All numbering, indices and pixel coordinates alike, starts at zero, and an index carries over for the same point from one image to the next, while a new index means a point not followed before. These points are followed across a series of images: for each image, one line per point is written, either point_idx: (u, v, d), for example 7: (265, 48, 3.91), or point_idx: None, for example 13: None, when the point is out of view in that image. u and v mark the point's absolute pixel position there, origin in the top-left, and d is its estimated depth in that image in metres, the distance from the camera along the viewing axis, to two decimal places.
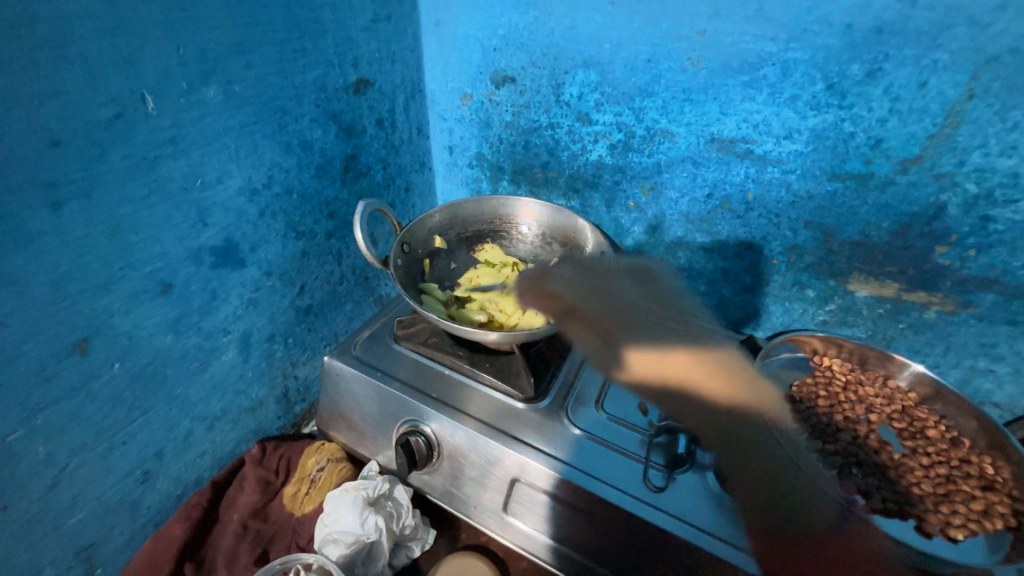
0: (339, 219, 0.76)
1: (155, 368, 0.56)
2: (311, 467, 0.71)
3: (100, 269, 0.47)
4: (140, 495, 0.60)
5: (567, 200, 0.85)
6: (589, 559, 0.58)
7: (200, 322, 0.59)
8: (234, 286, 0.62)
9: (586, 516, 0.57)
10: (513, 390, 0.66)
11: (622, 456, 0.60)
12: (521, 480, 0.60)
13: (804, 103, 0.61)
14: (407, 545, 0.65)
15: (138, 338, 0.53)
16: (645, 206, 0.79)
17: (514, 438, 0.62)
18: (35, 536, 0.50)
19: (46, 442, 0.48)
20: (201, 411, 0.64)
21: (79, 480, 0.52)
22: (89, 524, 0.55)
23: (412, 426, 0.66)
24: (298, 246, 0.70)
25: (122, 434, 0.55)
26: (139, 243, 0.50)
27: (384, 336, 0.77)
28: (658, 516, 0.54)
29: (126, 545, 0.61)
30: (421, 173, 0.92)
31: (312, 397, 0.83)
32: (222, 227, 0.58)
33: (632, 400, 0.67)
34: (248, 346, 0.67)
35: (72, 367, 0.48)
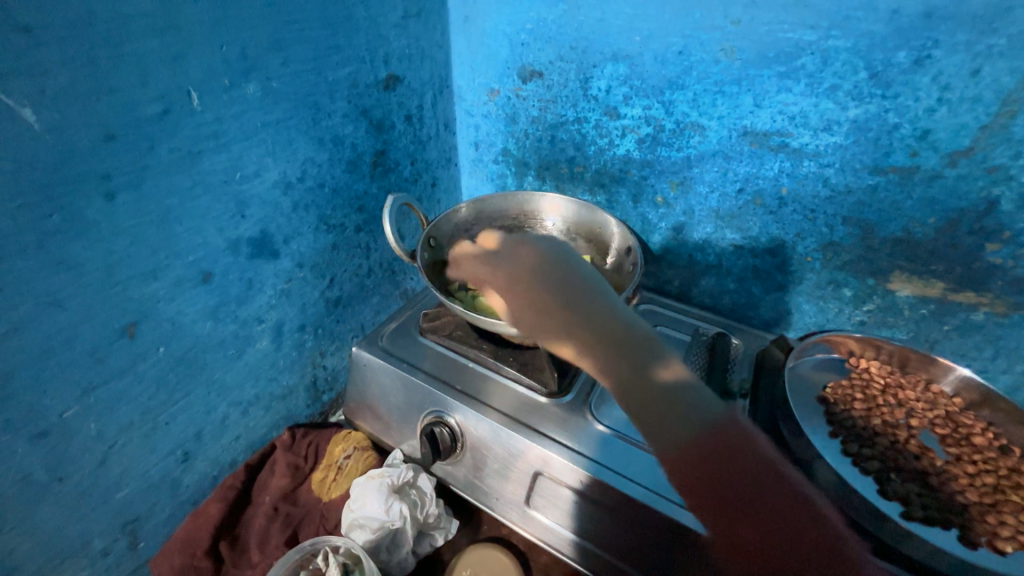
0: (368, 213, 0.78)
1: (196, 353, 0.59)
2: (338, 454, 0.73)
3: (149, 257, 0.50)
4: (180, 474, 0.63)
5: (592, 195, 0.84)
6: (611, 555, 0.58)
7: (237, 310, 0.62)
8: (268, 277, 0.65)
9: (608, 512, 0.57)
10: (537, 385, 0.67)
11: (648, 453, 0.60)
12: (544, 474, 0.61)
13: (845, 93, 0.59)
14: (431, 534, 0.66)
15: (180, 324, 0.56)
16: (673, 201, 0.77)
17: (538, 431, 0.62)
18: (87, 508, 0.54)
19: (97, 419, 0.51)
20: (236, 396, 0.67)
21: (127, 457, 0.56)
22: (135, 499, 0.59)
23: (437, 417, 0.67)
24: (329, 238, 0.72)
25: (166, 415, 0.58)
26: (183, 233, 0.52)
27: (410, 329, 0.79)
28: (684, 515, 0.53)
29: (167, 522, 0.64)
30: (447, 169, 0.93)
31: (339, 387, 0.85)
32: (259, 219, 0.60)
33: None
34: (281, 335, 0.70)
35: (123, 349, 0.51)
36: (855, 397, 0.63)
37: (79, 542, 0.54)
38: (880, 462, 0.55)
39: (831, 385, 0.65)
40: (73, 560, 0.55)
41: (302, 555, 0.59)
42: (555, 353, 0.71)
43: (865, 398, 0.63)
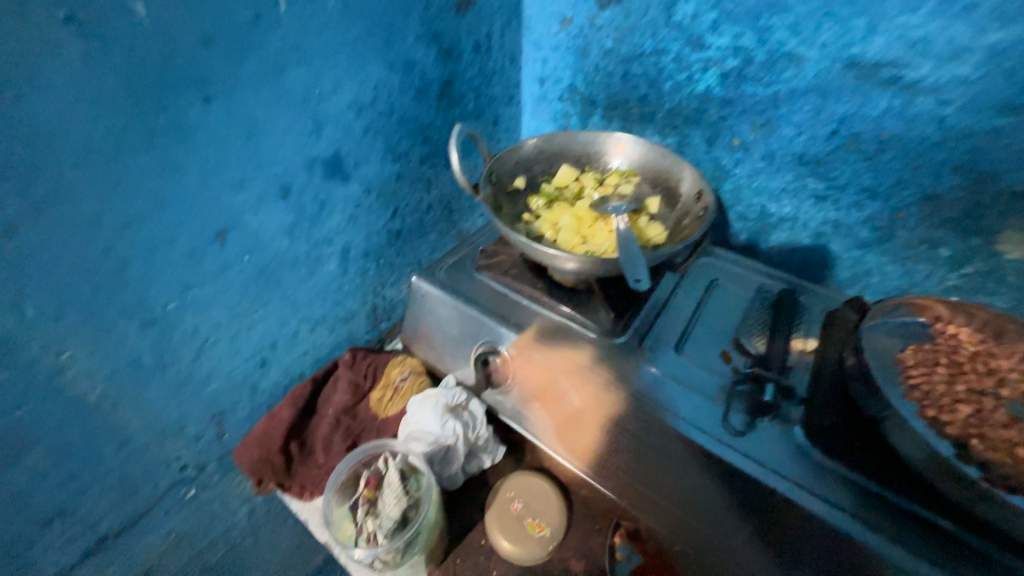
0: (432, 145, 0.78)
1: (274, 267, 0.63)
2: (394, 377, 0.77)
3: (236, 168, 0.53)
4: (259, 378, 0.69)
5: (662, 137, 0.80)
6: (655, 489, 0.60)
7: (310, 230, 0.65)
8: (339, 201, 0.67)
9: (657, 449, 0.59)
10: (590, 324, 0.67)
11: (700, 397, 0.61)
12: (594, 407, 0.63)
13: (985, 15, 0.51)
14: (479, 456, 0.69)
15: (262, 237, 0.59)
16: (752, 144, 0.72)
17: (592, 367, 0.64)
18: (184, 396, 0.60)
19: (194, 316, 0.56)
20: (307, 313, 0.71)
21: (215, 356, 0.61)
22: (221, 394, 0.65)
23: (489, 347, 0.69)
24: (394, 168, 0.73)
25: (247, 321, 0.63)
26: (266, 147, 0.54)
27: (466, 265, 0.80)
28: (736, 456, 0.55)
29: (248, 419, 0.71)
30: (509, 107, 0.90)
31: (396, 318, 0.89)
32: (332, 141, 0.61)
33: (715, 349, 0.67)
34: (347, 259, 0.73)
35: (214, 254, 0.55)
36: (938, 361, 0.58)
37: (177, 425, 0.61)
38: (958, 427, 0.50)
39: (912, 348, 0.60)
40: (172, 440, 0.62)
41: (365, 457, 0.64)
42: (611, 297, 0.71)
43: (950, 364, 0.58)
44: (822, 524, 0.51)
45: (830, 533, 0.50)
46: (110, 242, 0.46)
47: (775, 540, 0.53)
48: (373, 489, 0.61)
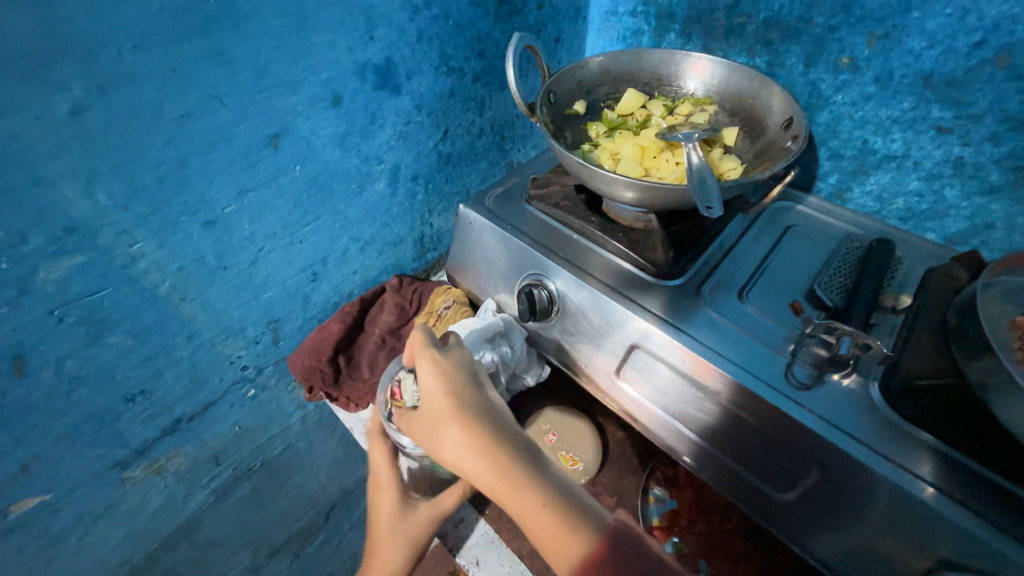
0: (488, 60, 0.72)
1: (326, 179, 0.62)
2: (439, 304, 0.77)
3: (289, 66, 0.51)
4: (310, 292, 0.72)
5: (750, 57, 0.71)
6: (699, 437, 0.57)
7: (361, 143, 0.63)
8: (390, 114, 0.64)
9: (708, 397, 0.55)
10: (645, 263, 0.63)
11: (762, 346, 0.56)
12: (641, 347, 0.59)
13: None
14: (523, 376, 0.70)
15: (313, 145, 0.58)
16: (865, 63, 0.61)
17: (642, 306, 0.60)
18: (243, 299, 0.63)
19: (250, 221, 0.57)
20: (356, 232, 0.72)
21: (270, 263, 0.63)
22: (276, 302, 0.68)
23: (535, 280, 0.67)
24: (447, 83, 0.69)
25: (300, 233, 0.64)
26: (319, 45, 0.52)
27: (516, 196, 0.76)
28: (795, 408, 0.50)
29: (300, 330, 0.74)
30: (574, 22, 0.82)
31: (442, 249, 0.89)
32: (385, 44, 0.58)
33: (783, 299, 0.61)
34: (397, 180, 0.72)
35: (268, 158, 0.55)
36: None
37: (237, 326, 0.65)
38: None
39: None
40: (233, 340, 0.66)
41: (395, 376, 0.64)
42: (671, 236, 0.65)
43: None
44: (892, 488, 0.46)
45: (901, 499, 0.45)
46: (172, 134, 0.46)
47: (833, 500, 0.49)
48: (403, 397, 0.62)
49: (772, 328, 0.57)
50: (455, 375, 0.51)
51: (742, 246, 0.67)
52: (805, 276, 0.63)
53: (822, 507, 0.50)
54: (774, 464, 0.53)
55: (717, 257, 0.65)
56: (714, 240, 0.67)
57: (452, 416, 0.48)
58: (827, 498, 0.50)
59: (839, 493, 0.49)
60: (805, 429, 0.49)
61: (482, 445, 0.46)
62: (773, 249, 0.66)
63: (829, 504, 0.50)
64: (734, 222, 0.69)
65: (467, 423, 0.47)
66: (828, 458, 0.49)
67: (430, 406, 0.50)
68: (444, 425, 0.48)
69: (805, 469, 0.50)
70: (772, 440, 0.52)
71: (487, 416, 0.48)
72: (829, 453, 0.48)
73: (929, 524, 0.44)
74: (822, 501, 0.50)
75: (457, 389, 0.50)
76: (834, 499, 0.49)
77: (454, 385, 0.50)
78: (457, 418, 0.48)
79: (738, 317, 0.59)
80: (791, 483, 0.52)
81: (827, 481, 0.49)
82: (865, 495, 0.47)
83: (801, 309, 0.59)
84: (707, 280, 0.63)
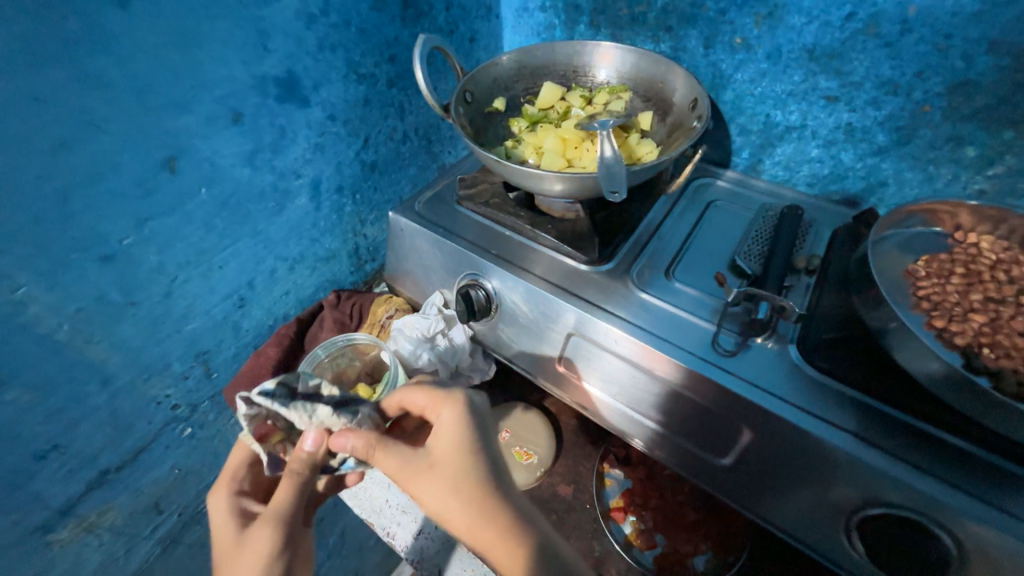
0: (401, 65, 0.72)
1: (239, 200, 0.60)
2: (381, 314, 0.75)
3: (175, 84, 0.49)
4: (240, 318, 0.69)
5: (655, 44, 0.73)
6: (643, 416, 0.59)
7: (273, 159, 0.61)
8: (301, 127, 0.63)
9: (647, 376, 0.57)
10: (576, 252, 0.64)
11: (691, 320, 0.58)
12: (579, 335, 0.60)
13: None
14: (470, 374, 0.71)
15: (218, 165, 0.56)
16: (756, 41, 0.65)
17: (577, 295, 0.61)
18: (162, 334, 0.60)
19: (157, 251, 0.54)
20: (282, 251, 0.69)
21: (189, 293, 0.60)
22: (202, 333, 0.65)
23: (472, 280, 0.67)
24: (360, 91, 0.68)
25: (218, 258, 0.61)
26: (207, 61, 0.50)
27: (447, 198, 0.76)
28: (722, 376, 0.52)
29: (234, 359, 0.71)
30: (487, 21, 0.82)
31: (381, 259, 0.87)
32: (283, 55, 0.57)
33: (709, 272, 0.63)
34: (319, 194, 0.70)
35: (168, 183, 0.52)
36: (953, 270, 0.53)
37: (161, 363, 0.61)
38: (967, 337, 0.46)
39: (925, 258, 0.55)
40: (158, 378, 0.62)
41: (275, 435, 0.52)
42: (598, 222, 0.67)
43: (965, 273, 0.53)
44: (818, 441, 0.48)
45: (827, 450, 0.48)
46: (46, 166, 0.43)
47: (769, 460, 0.52)
48: (284, 431, 0.52)
49: (700, 302, 0.59)
50: (477, 431, 0.48)
51: (668, 225, 0.69)
52: (726, 248, 0.66)
53: (759, 468, 0.52)
54: (712, 432, 0.55)
55: (645, 239, 0.67)
56: (641, 222, 0.69)
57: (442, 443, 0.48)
58: (765, 459, 0.52)
59: (772, 452, 0.51)
60: (734, 394, 0.52)
61: (468, 494, 0.45)
62: (697, 225, 0.69)
63: (765, 464, 0.52)
64: (659, 202, 0.71)
65: (478, 493, 0.45)
66: (759, 420, 0.51)
67: (438, 453, 0.47)
68: (437, 469, 0.46)
69: (738, 431, 0.53)
70: (706, 409, 0.54)
71: (495, 479, 0.46)
72: (758, 415, 0.51)
73: (850, 470, 0.47)
74: (762, 463, 0.52)
75: (473, 450, 0.47)
76: (769, 459, 0.52)
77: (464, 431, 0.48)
78: (463, 471, 0.46)
79: (667, 295, 0.61)
80: (729, 448, 0.54)
81: (760, 442, 0.52)
82: (796, 451, 0.50)
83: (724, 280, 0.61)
84: (636, 261, 0.64)
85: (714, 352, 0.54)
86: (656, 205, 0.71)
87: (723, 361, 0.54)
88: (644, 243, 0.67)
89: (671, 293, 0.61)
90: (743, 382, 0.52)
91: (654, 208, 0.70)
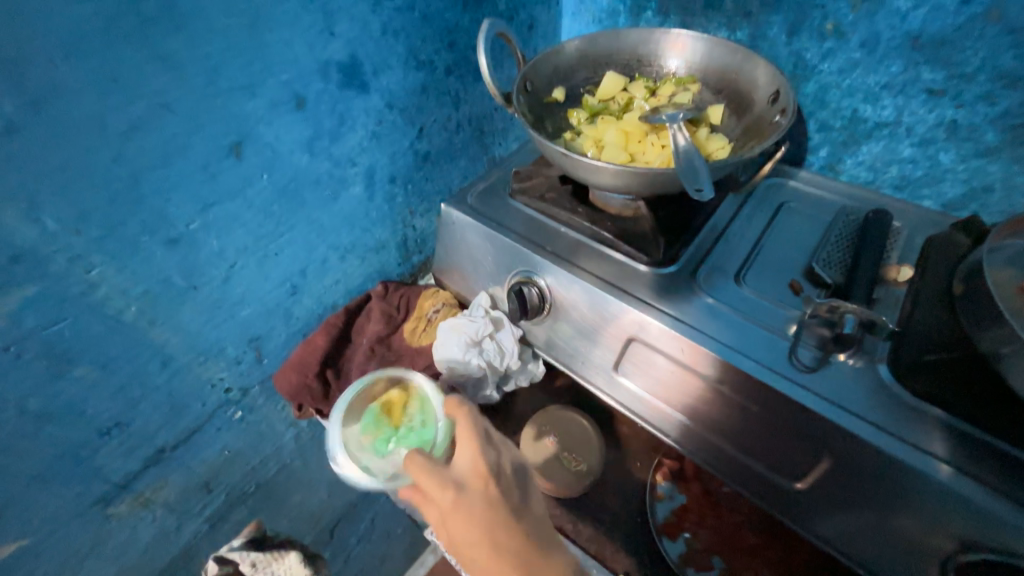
0: (459, 52, 0.70)
1: (296, 187, 0.59)
2: (428, 308, 0.75)
3: (243, 68, 0.48)
4: (291, 305, 0.69)
5: (730, 31, 0.69)
6: (704, 429, 0.55)
7: (331, 147, 0.60)
8: (360, 114, 0.61)
9: (712, 387, 0.53)
10: (637, 252, 0.60)
11: (763, 329, 0.53)
12: (638, 340, 0.57)
13: None
14: (515, 377, 0.68)
15: (279, 152, 0.55)
16: (849, 28, 0.59)
17: (636, 296, 0.57)
18: (219, 319, 0.60)
19: (217, 236, 0.54)
20: (335, 240, 0.69)
21: (244, 280, 0.60)
22: (255, 319, 0.65)
23: (525, 277, 0.64)
24: (418, 78, 0.66)
25: (274, 245, 0.61)
26: (274, 44, 0.50)
27: (499, 190, 0.73)
28: (799, 392, 0.48)
29: (285, 346, 0.71)
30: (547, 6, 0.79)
31: (428, 252, 0.86)
32: (347, 40, 0.56)
33: (782, 279, 0.58)
34: (373, 182, 0.69)
35: (231, 167, 0.52)
36: None
37: (216, 347, 0.62)
38: None
39: None
40: (213, 362, 0.63)
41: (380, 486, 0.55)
42: (661, 221, 0.63)
43: None
44: (911, 470, 0.43)
45: (919, 481, 0.43)
46: (120, 148, 0.43)
47: (849, 490, 0.47)
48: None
49: (774, 312, 0.55)
50: None
51: (736, 227, 0.64)
52: (802, 253, 0.61)
53: (835, 493, 0.48)
54: (780, 452, 0.51)
55: (712, 242, 0.63)
56: (707, 224, 0.64)
57: (474, 475, 0.47)
58: (842, 485, 0.47)
59: (850, 478, 0.47)
60: (808, 413, 0.47)
61: None
62: (769, 228, 0.64)
63: (841, 489, 0.48)
64: (727, 202, 0.66)
65: None
66: (837, 442, 0.47)
67: None
68: None
69: (811, 453, 0.49)
70: (773, 426, 0.50)
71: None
72: (836, 437, 0.47)
73: (947, 505, 0.42)
74: (839, 488, 0.48)
75: None
76: (847, 485, 0.47)
77: (493, 515, 0.46)
78: None
79: (737, 301, 0.56)
80: (798, 469, 0.50)
81: (836, 465, 0.47)
82: (880, 478, 0.45)
83: (801, 289, 0.57)
84: (702, 263, 0.60)
85: (788, 366, 0.50)
86: (723, 206, 0.66)
87: (797, 377, 0.49)
88: (711, 245, 0.62)
89: (741, 300, 0.56)
90: (821, 401, 0.47)
91: (721, 208, 0.66)
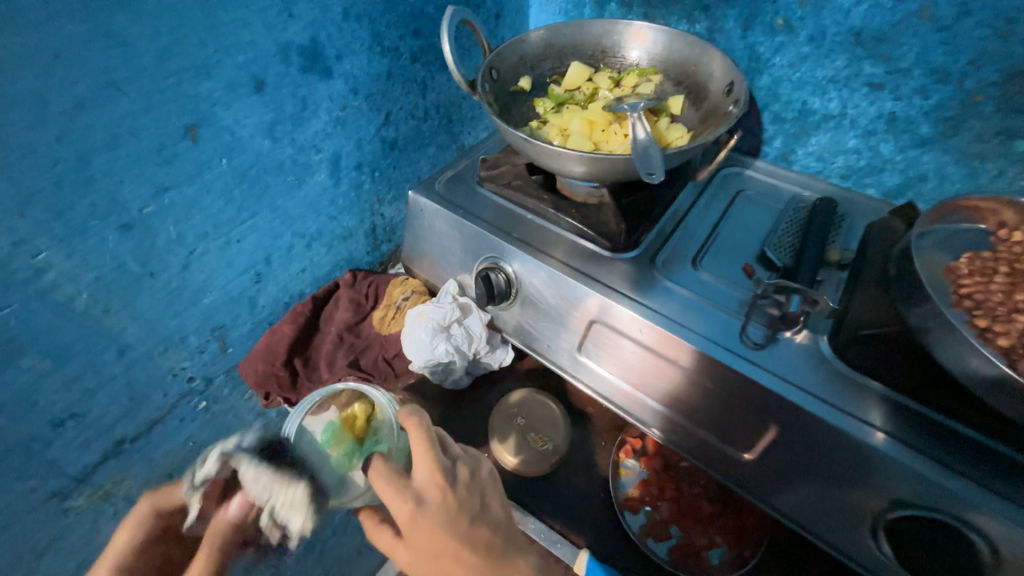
0: (425, 38, 0.70)
1: (258, 172, 0.59)
2: (397, 296, 0.75)
3: (198, 49, 0.47)
4: (256, 294, 0.68)
5: (689, 24, 0.71)
6: (663, 406, 0.58)
7: (294, 132, 0.60)
8: (323, 99, 0.61)
9: (670, 365, 0.55)
10: (600, 237, 0.62)
11: (717, 309, 0.56)
12: (601, 322, 0.59)
13: None
14: (487, 361, 0.70)
15: (239, 136, 0.55)
16: (797, 24, 0.62)
17: (599, 280, 0.59)
18: (179, 307, 0.59)
19: (175, 221, 0.53)
20: (300, 227, 0.68)
21: (205, 267, 0.59)
22: (217, 307, 0.64)
23: (492, 263, 0.65)
24: (383, 64, 0.66)
25: (236, 232, 0.60)
26: (231, 25, 0.49)
27: (467, 178, 0.74)
28: (749, 367, 0.51)
29: (250, 335, 0.70)
30: None
31: (397, 240, 0.86)
32: (308, 22, 0.55)
33: (736, 263, 0.61)
34: (338, 169, 0.68)
35: (188, 151, 0.51)
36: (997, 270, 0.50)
37: (177, 336, 0.61)
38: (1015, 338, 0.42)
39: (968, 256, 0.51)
40: (174, 351, 0.62)
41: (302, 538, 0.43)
42: (624, 207, 0.65)
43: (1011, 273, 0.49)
44: (848, 437, 0.47)
45: (854, 447, 0.47)
46: (67, 128, 0.42)
47: (794, 458, 0.50)
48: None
49: (728, 293, 0.58)
50: None
51: (695, 214, 0.67)
52: (755, 239, 0.64)
53: (783, 461, 0.51)
54: (733, 425, 0.54)
55: (672, 228, 0.65)
56: (667, 211, 0.67)
57: (432, 489, 0.45)
58: (788, 453, 0.51)
59: (794, 446, 0.50)
60: (758, 387, 0.50)
61: None
62: (725, 215, 0.67)
63: (788, 458, 0.51)
64: (686, 190, 0.69)
65: None
66: (783, 413, 0.50)
67: None
68: None
69: (761, 424, 0.52)
70: (727, 400, 0.53)
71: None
72: (783, 408, 0.50)
73: (877, 467, 0.46)
74: (785, 456, 0.51)
75: None
76: (793, 453, 0.50)
77: (451, 530, 0.44)
78: None
79: (693, 284, 0.59)
80: (750, 441, 0.53)
81: (783, 435, 0.50)
82: (821, 445, 0.48)
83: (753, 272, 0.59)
84: (662, 248, 0.63)
85: (741, 343, 0.53)
86: (683, 193, 0.69)
87: (748, 354, 0.52)
88: (671, 232, 0.65)
89: (698, 282, 0.59)
90: (770, 376, 0.50)
91: (681, 196, 0.68)
